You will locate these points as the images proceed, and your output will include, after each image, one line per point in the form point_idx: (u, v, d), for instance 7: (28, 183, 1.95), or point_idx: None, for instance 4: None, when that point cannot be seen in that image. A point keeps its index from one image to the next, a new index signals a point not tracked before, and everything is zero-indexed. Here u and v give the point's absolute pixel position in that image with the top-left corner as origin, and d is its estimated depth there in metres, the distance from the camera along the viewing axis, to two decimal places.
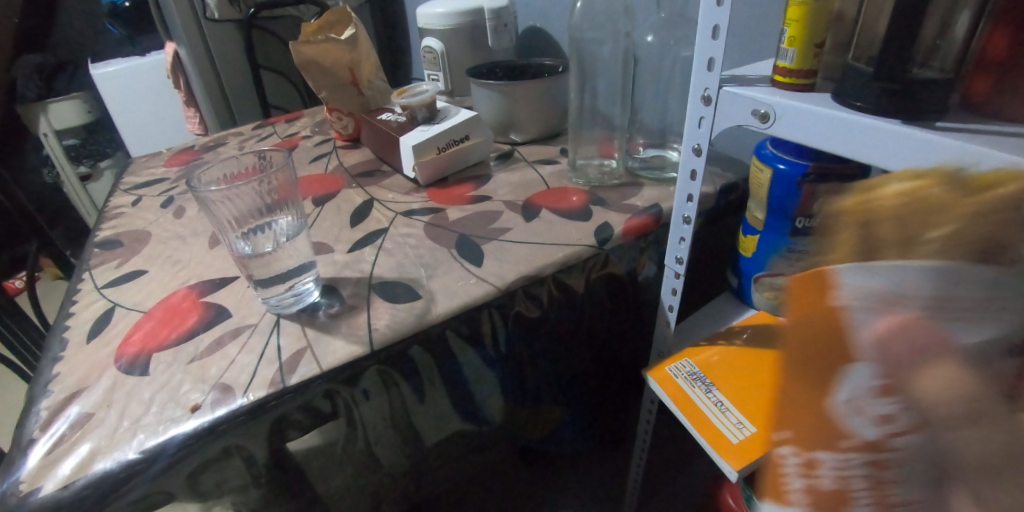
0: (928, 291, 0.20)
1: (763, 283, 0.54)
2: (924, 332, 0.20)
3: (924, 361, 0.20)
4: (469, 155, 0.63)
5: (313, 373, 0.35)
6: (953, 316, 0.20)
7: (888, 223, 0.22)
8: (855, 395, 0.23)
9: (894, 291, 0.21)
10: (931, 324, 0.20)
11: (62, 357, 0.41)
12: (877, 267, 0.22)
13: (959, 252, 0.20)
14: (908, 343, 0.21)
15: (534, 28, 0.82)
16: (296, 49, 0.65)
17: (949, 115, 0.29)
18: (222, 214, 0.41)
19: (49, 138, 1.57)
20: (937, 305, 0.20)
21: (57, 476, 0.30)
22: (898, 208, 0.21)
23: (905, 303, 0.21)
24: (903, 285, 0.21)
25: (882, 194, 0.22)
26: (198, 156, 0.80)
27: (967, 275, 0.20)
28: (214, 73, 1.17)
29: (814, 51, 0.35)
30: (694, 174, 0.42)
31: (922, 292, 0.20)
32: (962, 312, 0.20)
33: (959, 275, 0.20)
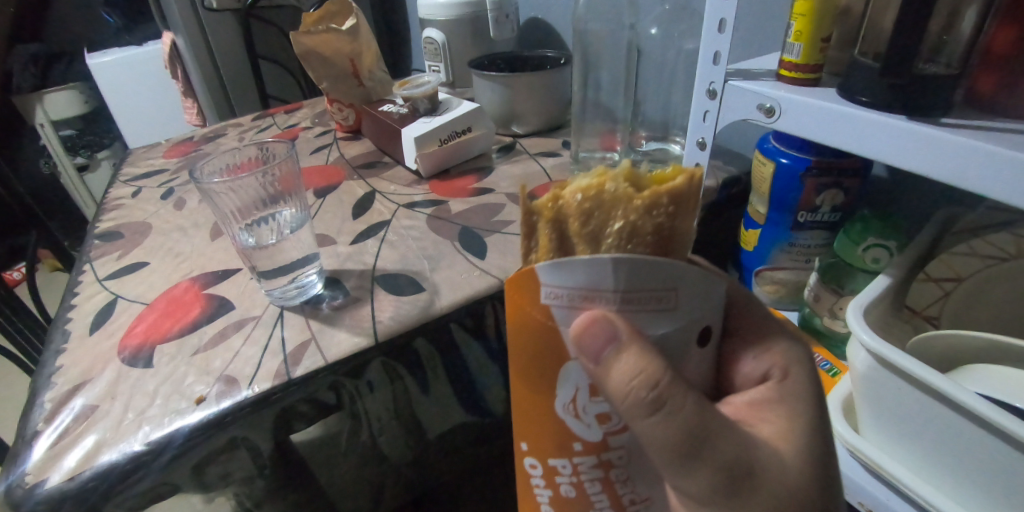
0: (619, 284, 0.22)
1: (765, 277, 0.54)
2: (613, 325, 0.22)
3: (612, 355, 0.22)
4: (471, 147, 0.62)
5: (318, 365, 0.35)
6: (632, 308, 0.22)
7: (575, 218, 0.23)
8: (563, 402, 0.25)
9: (585, 286, 0.22)
10: (626, 315, 0.22)
11: (65, 349, 0.41)
12: (572, 264, 0.21)
13: (640, 249, 0.23)
14: (593, 340, 0.23)
15: (536, 18, 0.81)
16: (296, 40, 0.64)
17: (956, 111, 0.29)
18: (224, 206, 0.41)
19: (47, 128, 1.59)
20: (623, 301, 0.22)
21: (63, 468, 0.31)
22: (583, 204, 0.23)
23: (600, 298, 0.22)
24: (590, 285, 0.22)
25: (568, 192, 0.23)
26: (198, 147, 0.80)
27: (646, 269, 0.21)
28: (212, 64, 1.17)
29: (820, 44, 0.35)
30: (698, 168, 0.42)
31: (612, 287, 0.22)
32: (643, 306, 0.22)
33: (641, 267, 0.21)
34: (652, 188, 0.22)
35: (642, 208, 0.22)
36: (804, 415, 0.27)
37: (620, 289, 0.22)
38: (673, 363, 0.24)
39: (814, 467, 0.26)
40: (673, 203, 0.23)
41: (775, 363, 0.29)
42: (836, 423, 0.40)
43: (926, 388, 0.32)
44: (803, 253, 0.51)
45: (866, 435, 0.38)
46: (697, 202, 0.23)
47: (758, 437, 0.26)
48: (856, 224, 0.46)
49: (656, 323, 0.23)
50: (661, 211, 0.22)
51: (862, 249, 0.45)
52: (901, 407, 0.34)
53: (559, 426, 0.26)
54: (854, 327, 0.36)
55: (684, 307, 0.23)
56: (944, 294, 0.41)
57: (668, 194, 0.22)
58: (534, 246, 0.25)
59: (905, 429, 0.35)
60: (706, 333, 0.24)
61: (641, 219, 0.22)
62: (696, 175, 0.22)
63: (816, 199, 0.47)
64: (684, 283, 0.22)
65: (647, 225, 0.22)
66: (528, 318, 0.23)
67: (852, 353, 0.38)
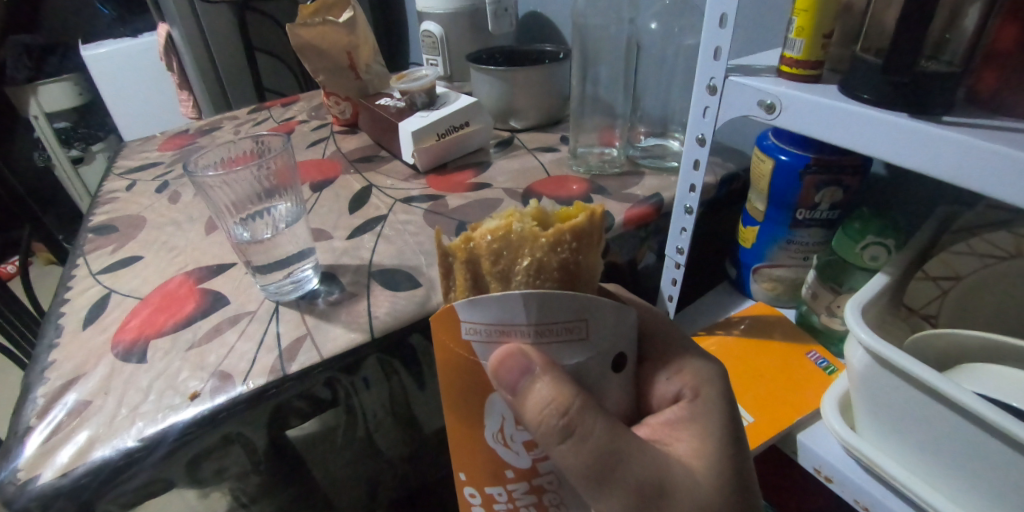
0: (530, 319, 0.24)
1: (763, 274, 0.54)
2: (526, 358, 0.25)
3: (527, 384, 0.25)
4: (469, 142, 0.62)
5: (313, 361, 0.35)
6: (546, 341, 0.25)
7: (488, 258, 0.26)
8: (492, 431, 0.28)
9: (499, 323, 0.24)
10: (540, 350, 0.25)
11: (57, 343, 0.41)
12: (484, 302, 0.24)
13: (548, 281, 0.26)
14: (511, 374, 0.25)
15: (534, 12, 0.81)
16: (292, 32, 0.64)
17: (958, 109, 0.29)
18: (219, 200, 0.40)
19: (41, 120, 1.58)
20: (536, 335, 0.24)
21: (56, 464, 0.30)
22: (493, 246, 0.26)
23: (513, 332, 0.24)
24: (502, 322, 0.24)
25: (480, 236, 0.27)
26: (193, 140, 0.79)
27: (555, 305, 0.24)
28: (208, 56, 1.16)
29: (821, 41, 0.34)
30: (697, 164, 0.42)
31: (523, 323, 0.24)
32: (556, 338, 0.25)
33: (550, 303, 0.24)
34: (557, 227, 0.26)
35: (546, 245, 0.25)
36: (711, 432, 0.31)
37: (532, 322, 0.24)
38: (589, 387, 0.27)
39: (726, 483, 0.29)
40: (576, 240, 0.26)
41: (686, 384, 0.33)
42: (833, 421, 0.40)
43: (923, 386, 0.32)
44: (801, 250, 0.51)
45: (863, 433, 0.38)
46: (599, 237, 0.27)
47: (674, 454, 0.30)
48: (855, 222, 0.46)
49: (568, 353, 0.25)
50: (566, 247, 0.26)
51: (861, 247, 0.45)
52: (897, 405, 0.35)
53: (492, 453, 0.28)
54: (853, 325, 0.36)
55: (594, 338, 0.25)
56: (942, 292, 0.41)
57: (571, 231, 0.26)
58: (455, 285, 0.29)
59: (901, 427, 0.35)
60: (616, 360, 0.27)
61: (547, 256, 0.26)
62: (595, 215, 0.26)
63: (815, 196, 0.47)
64: (591, 313, 0.24)
65: (552, 260, 0.26)
66: (454, 355, 0.26)
67: (850, 352, 0.38)
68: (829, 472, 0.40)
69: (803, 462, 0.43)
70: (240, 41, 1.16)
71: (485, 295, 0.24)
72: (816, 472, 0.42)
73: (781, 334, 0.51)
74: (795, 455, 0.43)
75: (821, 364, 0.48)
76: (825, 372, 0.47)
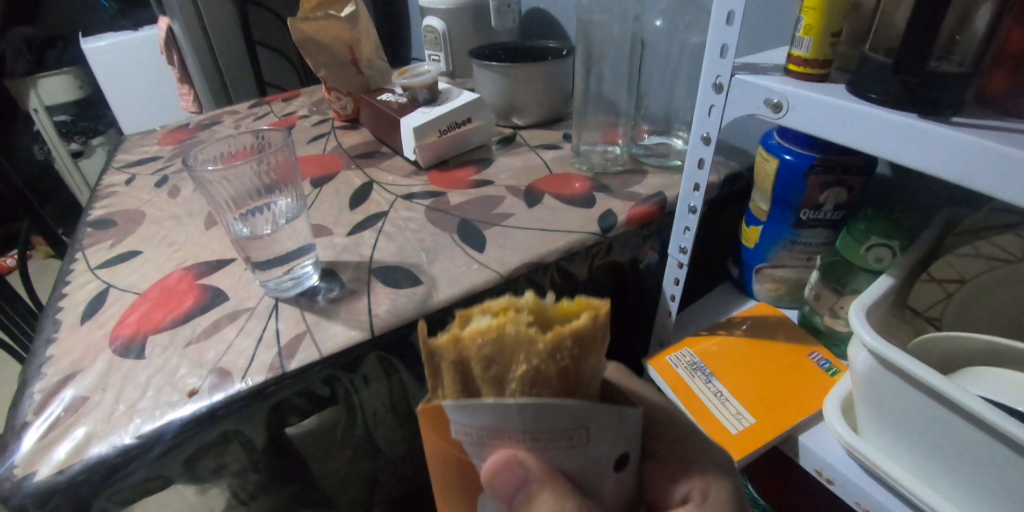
0: (525, 427, 0.22)
1: (766, 274, 0.54)
2: (524, 469, 0.23)
3: (527, 492, 0.23)
4: (471, 138, 0.62)
5: (313, 359, 0.35)
6: (542, 447, 0.22)
7: (477, 363, 0.22)
8: None
9: (491, 429, 0.22)
10: (538, 459, 0.23)
11: (55, 338, 0.40)
12: (476, 406, 0.22)
13: (546, 391, 0.22)
14: (507, 483, 0.24)
15: (538, 8, 0.80)
16: (294, 26, 0.63)
17: (967, 110, 0.29)
18: (218, 195, 0.40)
19: (40, 114, 1.56)
20: (533, 442, 0.22)
21: (52, 460, 0.30)
22: (483, 350, 0.22)
23: (507, 437, 0.22)
24: (495, 431, 0.22)
25: (468, 334, 0.22)
26: (194, 134, 0.79)
27: (552, 418, 0.22)
28: (209, 50, 1.15)
29: (830, 39, 0.34)
30: (702, 163, 0.42)
31: (518, 431, 0.22)
32: (554, 446, 0.23)
33: (548, 416, 0.21)
34: (557, 330, 0.22)
35: (544, 352, 0.21)
36: None
37: (527, 431, 0.22)
38: (590, 492, 0.25)
39: None
40: (577, 345, 0.22)
41: (694, 486, 0.31)
42: (836, 423, 0.40)
43: (928, 390, 0.32)
44: (804, 251, 0.51)
45: (866, 436, 0.38)
46: (603, 334, 0.23)
47: None
48: (858, 223, 0.45)
49: (567, 460, 0.23)
50: (567, 354, 0.22)
51: (864, 249, 0.45)
52: (900, 410, 0.34)
53: None
54: (857, 329, 0.36)
55: (595, 444, 0.23)
56: (947, 295, 0.40)
57: (571, 336, 0.22)
58: (441, 382, 0.24)
59: (903, 431, 0.35)
60: (623, 459, 0.25)
61: (546, 364, 0.22)
62: (600, 314, 0.23)
63: (819, 196, 0.47)
64: (593, 419, 0.22)
65: (551, 369, 0.22)
66: (445, 452, 0.24)
67: (853, 354, 0.37)
68: (830, 474, 0.40)
69: (804, 463, 0.43)
70: (241, 35, 1.15)
71: (477, 400, 0.22)
72: (817, 474, 0.41)
73: (783, 335, 0.51)
74: (797, 457, 0.43)
75: (823, 365, 0.48)
76: (827, 374, 0.47)
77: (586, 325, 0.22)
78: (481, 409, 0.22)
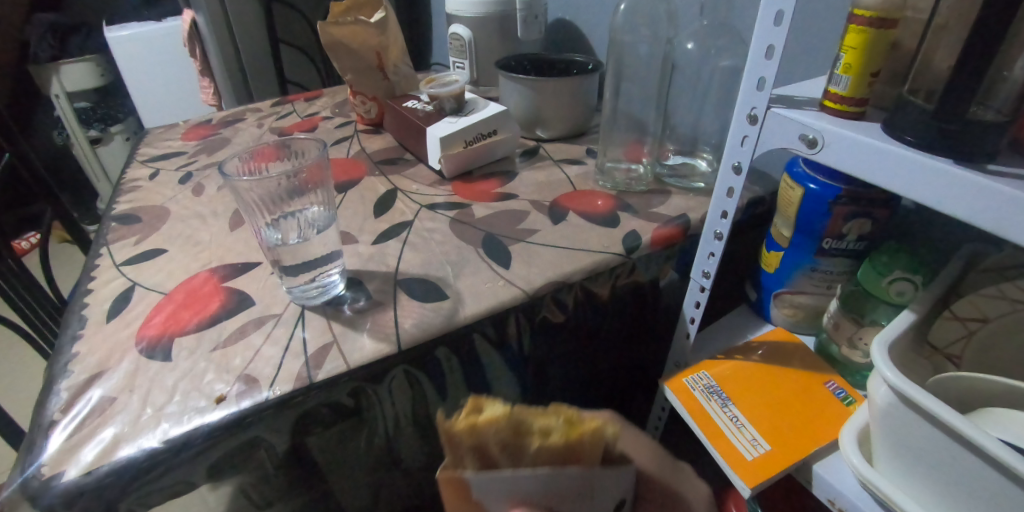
0: (543, 486, 0.30)
1: (784, 300, 0.54)
2: None
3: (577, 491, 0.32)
4: (496, 150, 0.62)
5: (341, 370, 0.36)
6: (559, 498, 0.32)
7: (496, 445, 0.29)
8: None
9: (511, 493, 0.30)
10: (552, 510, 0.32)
11: (82, 335, 0.41)
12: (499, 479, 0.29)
13: (554, 458, 0.30)
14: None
15: (563, 20, 0.81)
16: (323, 30, 0.64)
17: (1000, 158, 0.29)
18: (250, 201, 0.39)
19: (62, 99, 1.55)
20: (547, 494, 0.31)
21: (81, 461, 0.31)
22: (501, 433, 0.29)
23: (521, 492, 0.31)
24: (516, 492, 0.31)
25: (483, 420, 0.28)
26: (217, 131, 0.79)
27: (560, 480, 0.30)
28: (232, 45, 1.16)
29: (868, 79, 0.34)
30: (731, 191, 0.42)
31: (532, 493, 0.31)
32: (567, 494, 0.32)
33: (555, 481, 0.30)
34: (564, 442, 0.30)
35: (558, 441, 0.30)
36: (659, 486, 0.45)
37: (545, 487, 0.31)
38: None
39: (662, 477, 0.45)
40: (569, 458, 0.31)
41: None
42: (850, 453, 0.39)
43: (948, 430, 0.31)
44: (825, 279, 0.51)
45: (881, 468, 0.37)
46: (600, 441, 0.32)
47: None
48: (882, 255, 0.45)
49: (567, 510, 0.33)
50: (573, 448, 0.31)
51: (887, 281, 0.45)
52: (919, 444, 0.33)
53: None
54: (878, 363, 0.35)
55: (601, 496, 0.35)
56: (968, 333, 0.40)
57: (568, 446, 0.30)
58: (464, 458, 0.30)
59: (921, 466, 0.34)
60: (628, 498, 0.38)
61: (556, 419, 0.31)
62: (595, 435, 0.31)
63: (843, 226, 0.47)
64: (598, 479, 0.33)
65: (558, 452, 0.30)
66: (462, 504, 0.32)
67: (872, 388, 0.37)
68: (843, 504, 0.40)
69: (817, 492, 0.42)
70: (266, 34, 1.17)
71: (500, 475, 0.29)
72: (829, 503, 0.41)
73: (800, 362, 0.51)
74: (809, 485, 0.43)
75: (838, 394, 0.48)
76: (843, 403, 0.47)
77: (586, 441, 0.31)
78: (502, 479, 0.30)
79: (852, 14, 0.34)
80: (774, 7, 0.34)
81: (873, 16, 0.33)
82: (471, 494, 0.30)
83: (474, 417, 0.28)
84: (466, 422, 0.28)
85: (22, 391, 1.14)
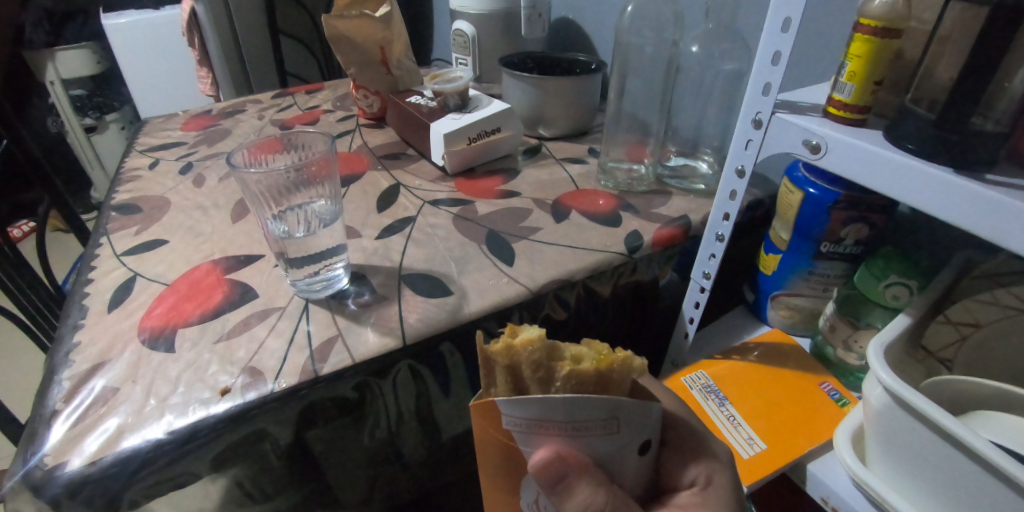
0: (569, 416, 0.28)
1: (780, 302, 0.55)
2: (565, 463, 0.29)
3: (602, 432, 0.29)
4: (499, 147, 0.62)
5: (345, 364, 0.36)
6: (584, 435, 0.29)
7: (528, 366, 0.29)
8: (527, 500, 0.33)
9: (537, 418, 0.28)
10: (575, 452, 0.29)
11: (83, 324, 0.41)
12: (526, 402, 0.27)
13: (585, 387, 0.29)
14: (550, 475, 0.30)
15: (566, 19, 0.81)
16: (328, 23, 0.64)
17: (999, 168, 0.30)
18: (258, 193, 0.39)
19: (58, 87, 1.53)
20: (573, 429, 0.28)
21: (84, 452, 0.31)
22: (534, 356, 0.29)
23: (550, 424, 0.28)
24: (546, 422, 0.28)
25: (520, 344, 0.29)
26: (217, 122, 0.79)
27: (586, 408, 0.28)
28: (232, 37, 1.16)
29: (872, 87, 0.35)
30: (734, 194, 0.42)
31: (559, 420, 0.28)
32: (593, 431, 0.29)
33: (584, 407, 0.28)
34: (598, 363, 0.29)
35: (590, 366, 0.29)
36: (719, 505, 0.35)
37: (570, 420, 0.28)
38: (609, 471, 0.31)
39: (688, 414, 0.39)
40: (601, 383, 0.30)
41: (701, 471, 0.36)
42: (844, 453, 0.40)
43: (941, 432, 0.32)
44: (821, 282, 0.51)
45: (874, 468, 0.38)
46: (628, 376, 0.30)
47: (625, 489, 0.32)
48: (878, 260, 0.46)
49: (599, 449, 0.30)
50: (606, 373, 0.30)
51: (884, 285, 0.45)
52: (910, 444, 0.34)
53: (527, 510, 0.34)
54: (874, 365, 0.36)
55: (622, 432, 0.30)
56: (961, 337, 0.41)
57: (603, 370, 0.29)
58: (494, 380, 0.31)
59: (912, 465, 0.35)
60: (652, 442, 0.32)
61: (588, 351, 0.31)
62: (627, 361, 0.30)
63: (841, 231, 0.48)
64: (624, 414, 0.29)
65: (589, 374, 0.29)
66: (495, 438, 0.30)
67: (868, 390, 0.37)
68: (835, 503, 0.41)
69: (810, 491, 0.43)
70: (267, 25, 1.17)
71: (527, 396, 0.27)
72: (823, 502, 0.42)
73: (795, 364, 0.51)
74: (803, 484, 0.44)
75: (833, 395, 0.48)
76: (837, 405, 0.47)
77: (616, 370, 0.30)
78: (532, 401, 0.27)
79: (858, 23, 0.35)
80: (782, 14, 0.34)
81: (877, 25, 0.34)
82: (501, 420, 0.29)
83: (510, 339, 0.29)
84: (502, 343, 0.29)
85: (18, 380, 1.13)
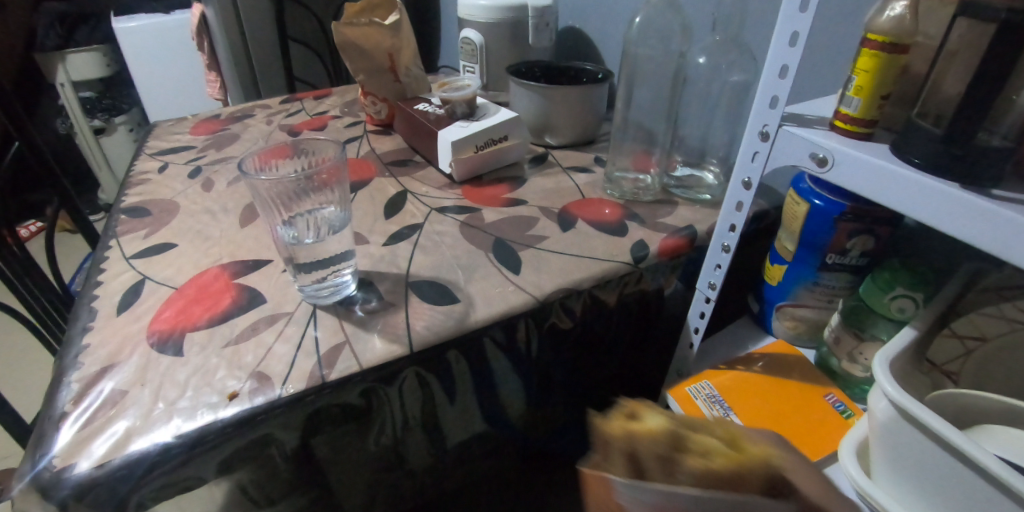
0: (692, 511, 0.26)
1: (785, 312, 0.55)
2: None
3: None
4: (505, 155, 0.63)
5: (353, 370, 0.36)
6: None
7: (654, 459, 0.26)
8: None
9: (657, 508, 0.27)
10: None
11: (92, 327, 0.41)
12: (647, 491, 0.26)
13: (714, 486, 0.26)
14: None
15: (573, 28, 0.82)
16: (338, 30, 0.64)
17: (1006, 183, 0.30)
18: (268, 199, 0.40)
19: (67, 88, 1.55)
20: None
21: (92, 454, 0.31)
22: (658, 446, 0.26)
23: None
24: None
25: (646, 428, 0.27)
26: (226, 126, 0.80)
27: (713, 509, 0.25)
28: (241, 42, 1.17)
29: (879, 102, 0.35)
30: (740, 205, 0.43)
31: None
32: None
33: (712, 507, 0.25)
34: (733, 460, 0.26)
35: (723, 463, 0.26)
36: None
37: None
38: None
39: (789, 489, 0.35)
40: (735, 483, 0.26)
41: None
42: (849, 466, 0.40)
43: (947, 446, 0.32)
44: (826, 293, 0.51)
45: (879, 481, 0.38)
46: (769, 474, 0.26)
47: None
48: (884, 272, 0.46)
49: None
50: (744, 474, 0.26)
51: (889, 298, 0.45)
52: (917, 459, 0.34)
53: None
54: (879, 378, 0.36)
55: None
56: (966, 352, 0.42)
57: (738, 468, 0.26)
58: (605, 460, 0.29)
59: (918, 479, 0.34)
60: None
61: (716, 439, 0.27)
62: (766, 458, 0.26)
63: (847, 242, 0.48)
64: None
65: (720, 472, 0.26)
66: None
67: (873, 402, 0.37)
68: None
69: None
70: (276, 30, 1.18)
71: (648, 485, 0.26)
72: None
73: (800, 374, 0.51)
74: None
75: (838, 407, 0.48)
76: (843, 416, 0.47)
77: (753, 469, 0.26)
78: (655, 492, 0.26)
79: (866, 38, 0.35)
80: (789, 28, 0.34)
81: (885, 40, 0.34)
82: (618, 499, 0.28)
83: (631, 423, 0.27)
84: (619, 424, 0.28)
85: (25, 379, 1.14)
